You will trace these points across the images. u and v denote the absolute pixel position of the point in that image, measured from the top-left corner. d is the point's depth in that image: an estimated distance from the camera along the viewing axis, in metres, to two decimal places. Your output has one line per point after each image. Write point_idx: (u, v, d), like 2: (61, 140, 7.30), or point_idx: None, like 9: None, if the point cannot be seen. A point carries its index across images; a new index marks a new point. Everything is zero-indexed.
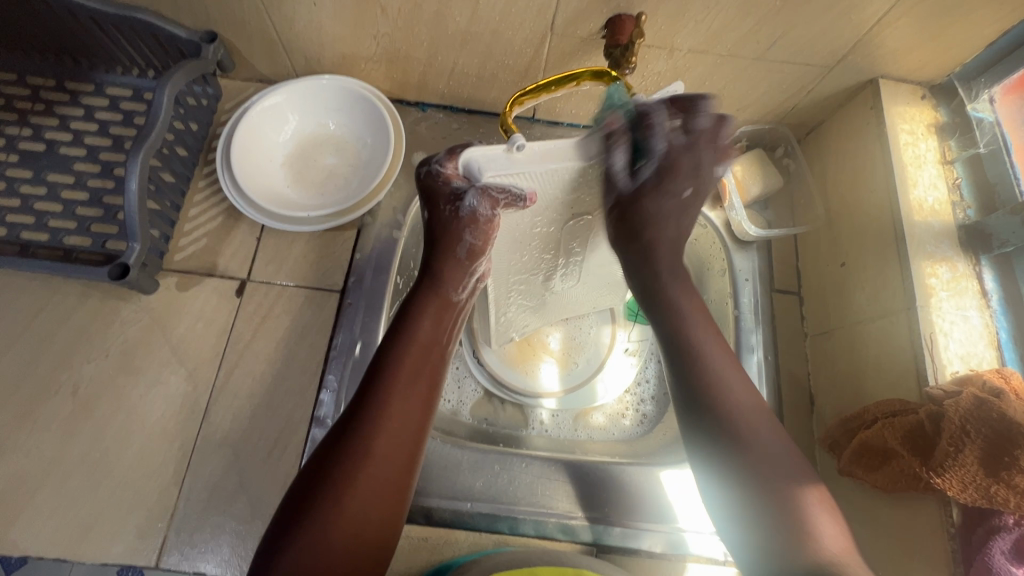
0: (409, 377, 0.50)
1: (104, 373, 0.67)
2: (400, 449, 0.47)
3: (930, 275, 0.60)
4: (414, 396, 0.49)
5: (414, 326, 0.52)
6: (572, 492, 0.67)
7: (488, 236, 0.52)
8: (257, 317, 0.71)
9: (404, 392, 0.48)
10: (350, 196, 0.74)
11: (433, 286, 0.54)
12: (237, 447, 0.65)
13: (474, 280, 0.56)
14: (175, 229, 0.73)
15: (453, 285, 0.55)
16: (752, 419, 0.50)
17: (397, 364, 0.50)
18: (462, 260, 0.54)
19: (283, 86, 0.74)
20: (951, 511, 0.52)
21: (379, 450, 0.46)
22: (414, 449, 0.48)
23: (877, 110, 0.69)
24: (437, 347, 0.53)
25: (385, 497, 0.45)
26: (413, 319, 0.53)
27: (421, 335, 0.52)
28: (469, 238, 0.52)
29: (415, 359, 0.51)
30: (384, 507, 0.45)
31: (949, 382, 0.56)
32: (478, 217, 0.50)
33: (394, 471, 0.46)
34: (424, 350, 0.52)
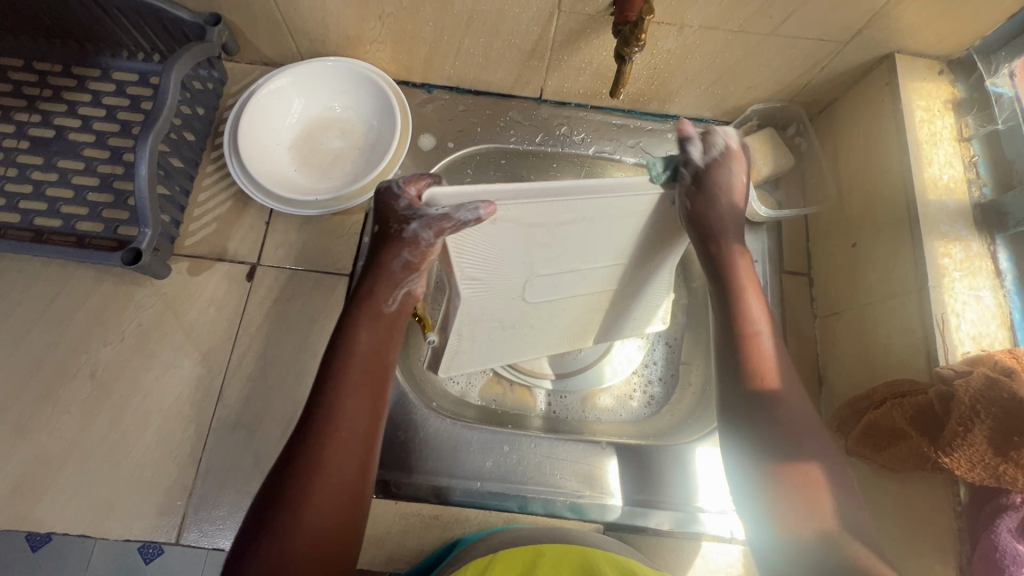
0: (349, 397, 0.51)
1: (121, 356, 0.68)
2: (349, 453, 0.48)
3: (944, 255, 0.59)
4: (359, 407, 0.51)
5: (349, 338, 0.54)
6: (579, 471, 0.68)
7: (425, 256, 0.55)
8: (269, 301, 0.72)
9: (349, 404, 0.50)
10: (358, 179, 0.74)
11: (365, 299, 0.56)
12: (251, 428, 0.66)
13: (406, 293, 0.58)
14: (185, 214, 0.74)
15: (381, 294, 0.57)
16: (783, 398, 0.53)
17: (341, 375, 0.52)
18: (396, 273, 0.57)
19: (288, 70, 0.73)
20: (958, 489, 0.52)
21: (327, 470, 0.47)
22: (364, 463, 0.49)
23: (893, 86, 0.67)
24: (379, 357, 0.55)
25: (339, 518, 0.46)
26: (348, 331, 0.55)
27: (360, 348, 0.54)
28: (407, 255, 0.56)
29: (361, 370, 0.53)
30: (340, 523, 0.46)
31: (960, 362, 0.55)
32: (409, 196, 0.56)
33: (348, 476, 0.48)
34: (366, 359, 0.54)
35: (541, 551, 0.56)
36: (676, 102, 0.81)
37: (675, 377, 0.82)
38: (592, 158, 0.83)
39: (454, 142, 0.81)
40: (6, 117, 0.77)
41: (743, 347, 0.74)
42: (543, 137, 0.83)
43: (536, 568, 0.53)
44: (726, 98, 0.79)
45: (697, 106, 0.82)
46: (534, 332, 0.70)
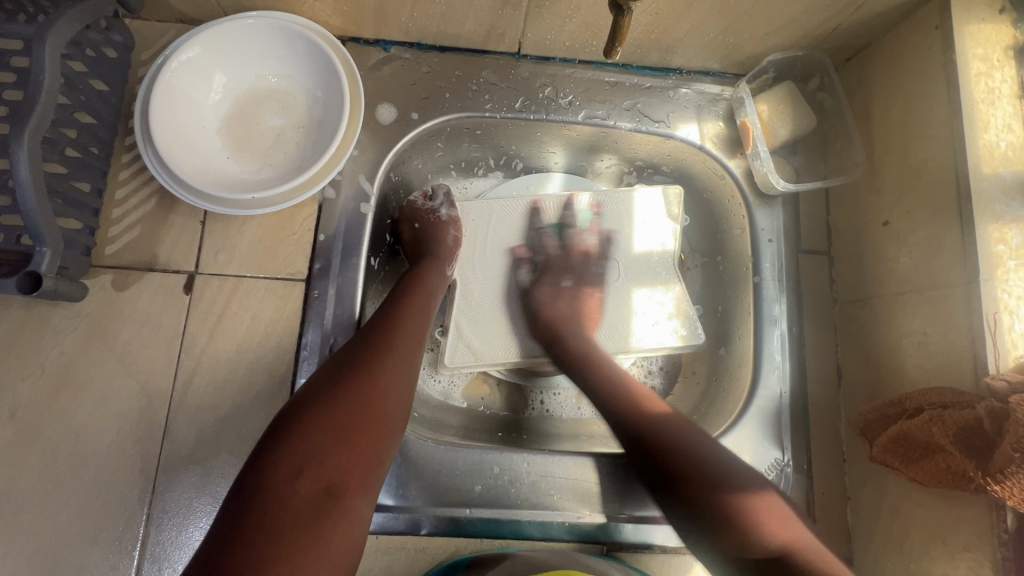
0: (406, 331, 0.55)
1: (43, 391, 0.58)
2: (410, 359, 0.54)
3: (998, 242, 0.50)
4: (418, 319, 0.58)
5: (419, 282, 0.62)
6: (578, 489, 0.62)
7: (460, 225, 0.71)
8: (213, 316, 0.62)
9: (411, 319, 0.57)
10: (304, 165, 0.62)
11: (433, 261, 0.66)
12: (205, 466, 0.58)
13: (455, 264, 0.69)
14: (101, 217, 0.62)
15: (445, 258, 0.67)
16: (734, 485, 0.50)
17: (409, 295, 0.60)
18: (449, 246, 0.68)
19: (203, 32, 0.59)
20: (1003, 515, 0.46)
21: (380, 386, 0.49)
22: (408, 395, 0.52)
23: (944, 29, 0.55)
24: (434, 296, 0.62)
25: (378, 434, 0.48)
26: (418, 278, 0.63)
27: (424, 285, 0.62)
28: (452, 232, 0.69)
29: (422, 299, 0.60)
30: (381, 437, 0.48)
31: (1013, 371, 0.47)
32: (449, 219, 0.70)
33: (406, 381, 0.52)
34: (428, 292, 0.62)
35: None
36: (679, 53, 0.69)
37: (675, 368, 0.75)
38: (582, 124, 0.71)
39: (419, 113, 0.69)
40: None
41: (754, 339, 0.67)
42: (523, 102, 0.70)
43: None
44: (738, 47, 0.67)
45: (703, 57, 0.69)
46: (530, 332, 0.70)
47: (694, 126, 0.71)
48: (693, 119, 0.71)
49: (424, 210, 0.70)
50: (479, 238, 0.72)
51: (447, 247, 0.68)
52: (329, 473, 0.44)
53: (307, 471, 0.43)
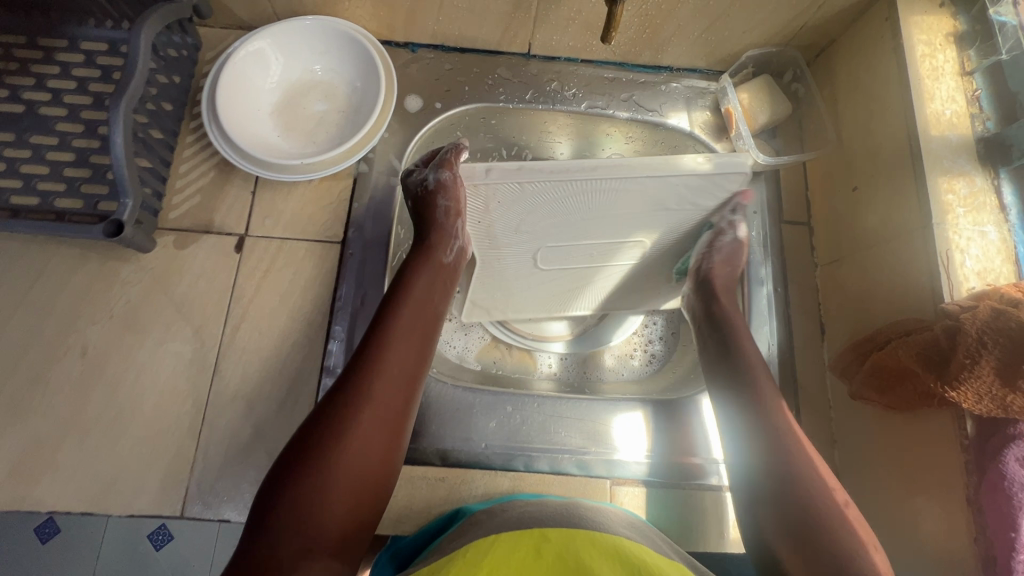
0: (386, 377, 0.50)
1: (110, 333, 0.66)
2: (396, 395, 0.50)
3: (948, 192, 0.58)
4: (409, 346, 0.53)
5: (407, 285, 0.57)
6: (584, 429, 0.68)
7: (457, 196, 0.58)
8: (259, 271, 0.70)
9: (393, 354, 0.51)
10: (343, 141, 0.72)
11: (428, 250, 0.60)
12: (249, 401, 0.65)
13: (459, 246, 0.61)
14: (167, 186, 0.71)
15: (440, 246, 0.60)
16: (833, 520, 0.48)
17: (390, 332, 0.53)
18: (442, 219, 0.60)
19: (263, 31, 0.70)
20: (965, 424, 0.51)
21: (373, 397, 0.48)
22: (408, 399, 0.51)
23: (893, 21, 0.65)
24: (426, 318, 0.56)
25: (377, 448, 0.47)
26: (407, 279, 0.57)
27: (415, 295, 0.57)
28: (444, 203, 0.60)
29: (408, 323, 0.55)
30: (377, 452, 0.47)
31: (965, 298, 0.54)
32: (444, 181, 0.59)
33: (389, 419, 0.49)
34: (416, 317, 0.56)
35: (547, 537, 0.49)
36: (668, 52, 0.79)
37: (675, 336, 0.85)
38: (586, 113, 0.81)
39: (442, 103, 0.79)
40: None
41: (745, 299, 0.74)
42: (533, 94, 0.81)
43: (540, 559, 0.46)
44: (720, 45, 0.77)
45: (690, 56, 0.79)
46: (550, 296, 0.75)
47: (685, 115, 0.81)
48: (684, 110, 0.81)
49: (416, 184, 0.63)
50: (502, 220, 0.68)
51: (438, 222, 0.60)
52: (304, 540, 0.42)
53: (282, 540, 0.41)
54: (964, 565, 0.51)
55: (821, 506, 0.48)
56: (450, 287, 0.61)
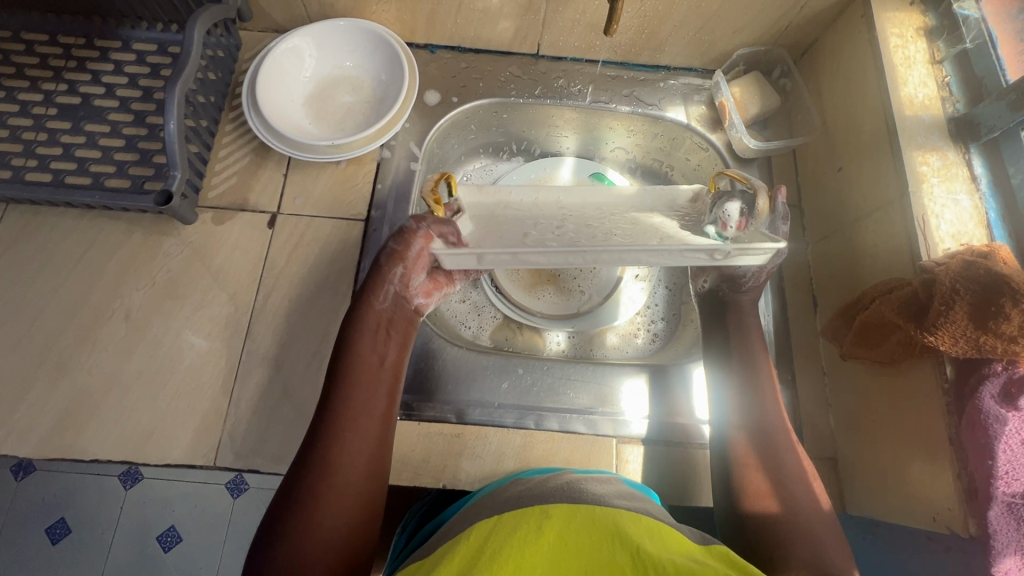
0: (349, 424, 0.56)
1: (152, 299, 0.71)
2: (362, 439, 0.56)
3: (922, 163, 0.64)
4: (367, 390, 0.59)
5: (350, 345, 0.60)
6: (591, 390, 0.72)
7: (405, 248, 0.60)
8: (290, 245, 0.75)
9: (357, 403, 0.57)
10: (368, 128, 0.78)
11: (367, 302, 0.61)
12: (279, 361, 0.70)
13: (397, 291, 0.63)
14: (207, 169, 0.78)
15: (377, 294, 0.62)
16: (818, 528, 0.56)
17: (348, 386, 0.58)
18: (386, 270, 0.61)
19: (299, 29, 0.78)
20: (944, 369, 0.56)
21: (332, 468, 0.53)
22: (371, 459, 0.56)
23: (868, 17, 0.72)
24: (378, 361, 0.61)
25: (347, 518, 0.53)
26: (350, 340, 0.60)
27: (364, 352, 0.60)
28: (391, 250, 0.60)
29: (365, 373, 0.59)
30: (360, 470, 0.55)
31: (941, 255, 0.59)
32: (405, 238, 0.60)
33: (362, 455, 0.55)
34: (371, 364, 0.60)
35: (548, 512, 0.45)
36: (665, 51, 0.86)
37: (676, 316, 0.90)
38: (590, 107, 0.88)
39: (458, 97, 0.86)
40: (33, 86, 0.81)
41: None
42: (541, 90, 0.87)
43: (541, 537, 0.42)
44: (713, 45, 0.84)
45: (686, 55, 0.87)
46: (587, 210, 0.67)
47: (681, 109, 0.87)
48: (681, 104, 0.87)
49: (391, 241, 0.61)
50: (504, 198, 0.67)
51: (385, 274, 0.61)
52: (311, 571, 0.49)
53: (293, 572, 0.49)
54: (949, 501, 0.54)
55: (790, 483, 0.59)
56: (400, 329, 0.64)
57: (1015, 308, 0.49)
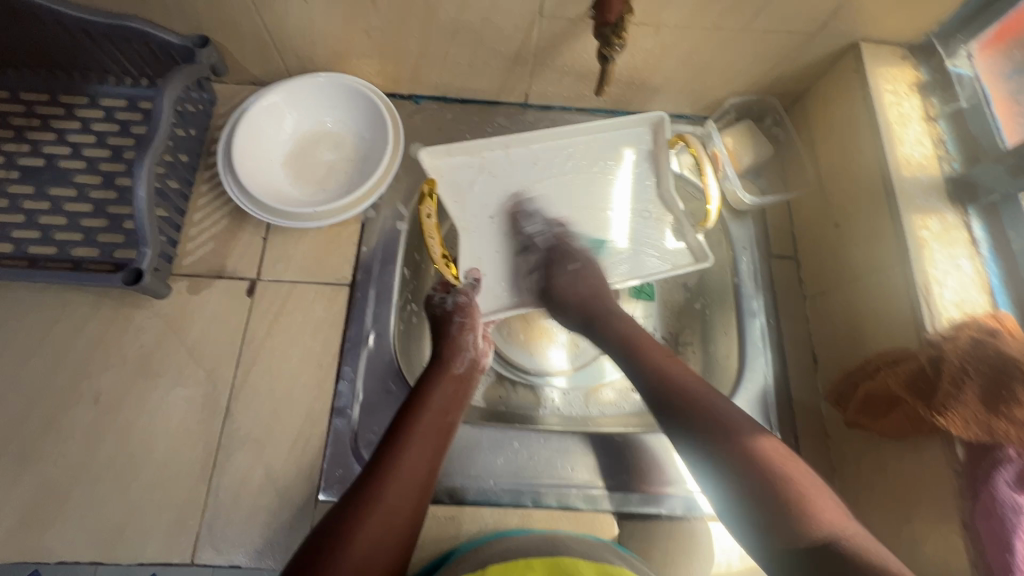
0: (408, 457, 0.57)
1: (123, 379, 0.67)
2: (415, 479, 0.56)
3: (922, 228, 0.62)
4: (432, 438, 0.60)
5: (424, 399, 0.62)
6: (590, 461, 0.69)
7: (471, 316, 0.70)
8: (271, 314, 0.72)
9: (417, 442, 0.58)
10: (351, 190, 0.75)
11: (440, 361, 0.66)
12: (262, 442, 0.66)
13: (471, 358, 0.68)
14: (182, 234, 0.74)
15: (453, 358, 0.67)
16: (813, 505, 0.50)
17: (413, 425, 0.59)
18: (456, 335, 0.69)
19: (276, 86, 0.74)
20: (955, 450, 0.54)
21: (388, 503, 0.53)
22: (414, 502, 0.55)
23: (861, 72, 0.71)
24: (444, 416, 0.62)
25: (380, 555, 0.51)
26: (424, 396, 0.62)
27: (434, 403, 0.62)
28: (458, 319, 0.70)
29: (431, 421, 0.61)
30: (407, 507, 0.54)
31: (946, 327, 0.57)
32: (460, 304, 0.70)
33: (412, 492, 0.55)
34: (438, 414, 0.62)
35: None
36: (656, 100, 0.84)
37: None
38: None
39: None
40: None
41: (738, 330, 0.77)
42: None
43: None
44: (705, 94, 0.83)
45: (677, 104, 0.85)
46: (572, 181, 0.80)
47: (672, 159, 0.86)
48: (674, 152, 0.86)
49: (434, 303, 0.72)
50: (506, 182, 0.79)
51: (453, 337, 0.68)
52: None
53: None
54: None
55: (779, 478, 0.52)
56: (463, 398, 0.66)
57: None
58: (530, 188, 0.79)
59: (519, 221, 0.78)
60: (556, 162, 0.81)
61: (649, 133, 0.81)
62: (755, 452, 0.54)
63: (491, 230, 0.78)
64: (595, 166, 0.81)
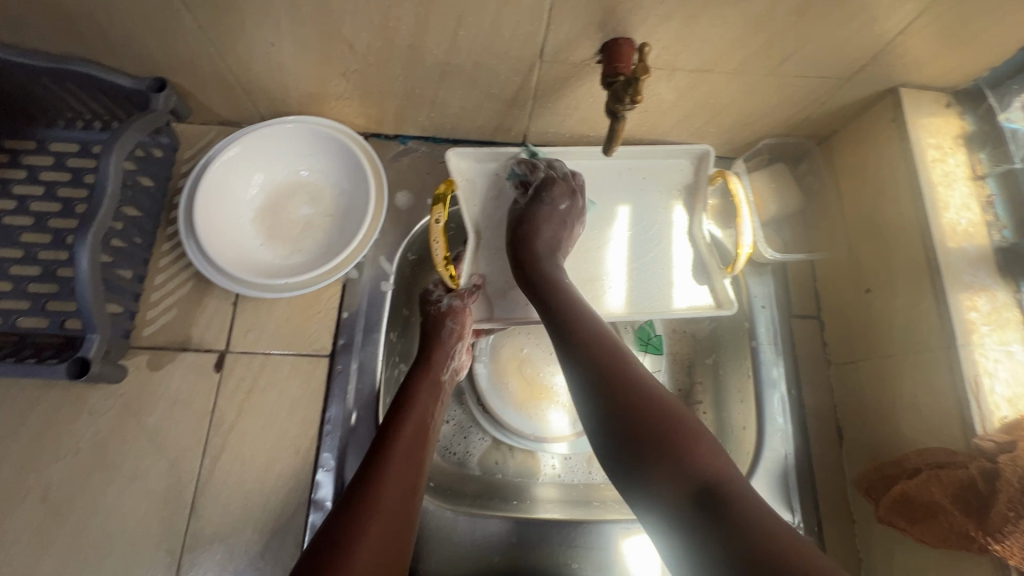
0: (399, 453, 0.53)
1: (75, 472, 0.60)
2: (404, 474, 0.51)
3: (970, 309, 0.56)
4: (417, 440, 0.55)
5: (410, 400, 0.59)
6: (590, 555, 0.65)
7: (462, 321, 0.67)
8: (242, 392, 0.65)
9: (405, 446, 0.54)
10: (329, 251, 0.68)
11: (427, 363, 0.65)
12: (231, 543, 0.59)
13: (454, 367, 0.67)
14: (140, 301, 0.66)
15: (438, 363, 0.65)
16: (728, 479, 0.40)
17: (400, 424, 0.56)
18: (446, 339, 0.67)
19: (244, 135, 0.67)
20: (1010, 575, 0.49)
21: (384, 499, 0.48)
22: (410, 498, 0.50)
23: (899, 122, 0.63)
24: (429, 418, 0.59)
25: (388, 558, 0.45)
26: (410, 398, 0.59)
27: (418, 406, 0.59)
28: (451, 324, 0.67)
29: (416, 425, 0.57)
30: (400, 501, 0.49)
31: (998, 432, 0.52)
32: (454, 308, 0.68)
33: (404, 486, 0.50)
34: (422, 417, 0.58)
35: None
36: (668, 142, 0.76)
37: None
38: None
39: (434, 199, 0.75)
40: None
41: (756, 403, 0.69)
42: None
43: None
44: (722, 136, 0.75)
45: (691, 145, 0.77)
46: (598, 199, 0.74)
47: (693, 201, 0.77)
48: None
49: (429, 301, 0.70)
50: None
51: (443, 342, 0.66)
52: None
53: None
54: None
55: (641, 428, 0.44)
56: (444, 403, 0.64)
57: None
58: None
59: None
60: (585, 178, 0.74)
61: (690, 165, 0.73)
62: (716, 455, 0.42)
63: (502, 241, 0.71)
64: (627, 187, 0.74)
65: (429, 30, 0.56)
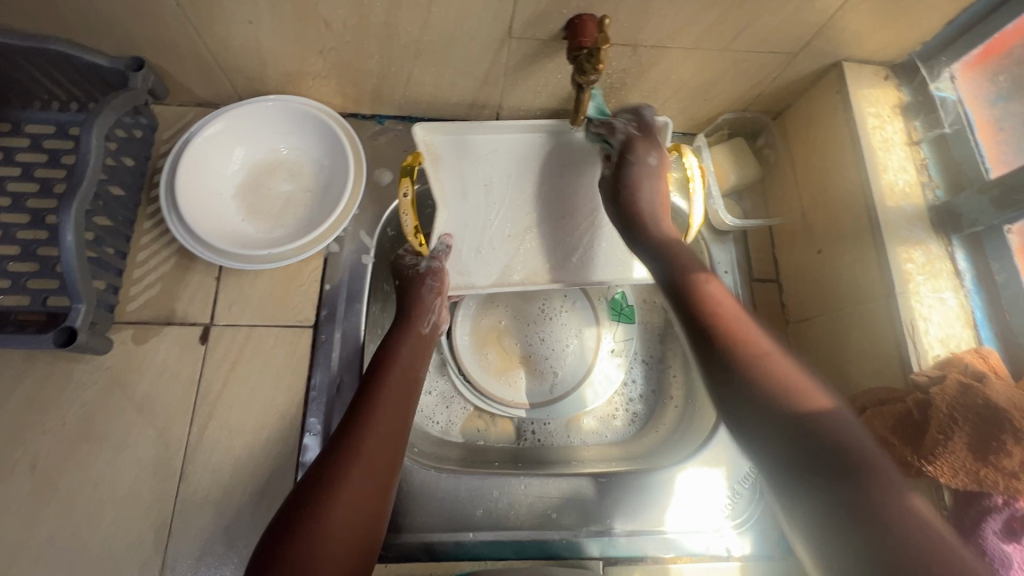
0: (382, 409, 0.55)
1: (63, 444, 0.61)
2: (388, 430, 0.54)
3: (906, 261, 0.61)
4: (399, 394, 0.58)
5: (393, 353, 0.61)
6: (569, 508, 0.67)
7: (441, 279, 0.70)
8: (227, 363, 0.66)
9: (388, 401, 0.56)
10: (310, 224, 0.70)
11: (411, 316, 0.66)
12: (221, 506, 0.61)
13: (436, 319, 0.69)
14: (123, 277, 0.68)
15: (419, 317, 0.67)
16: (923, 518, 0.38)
17: (383, 379, 0.58)
18: (427, 294, 0.68)
19: (223, 113, 0.69)
20: (942, 494, 0.54)
21: (366, 454, 0.51)
22: (395, 450, 0.54)
23: (843, 93, 0.68)
24: (412, 369, 0.62)
25: (370, 507, 0.49)
26: (391, 353, 0.62)
27: (401, 360, 0.61)
28: (431, 282, 0.69)
29: (399, 379, 0.59)
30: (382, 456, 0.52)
31: (932, 367, 0.57)
32: (432, 267, 0.70)
33: (386, 443, 0.53)
34: (405, 369, 0.61)
35: None
36: None
37: (655, 394, 0.83)
38: None
39: None
40: None
41: None
42: None
43: None
44: (684, 112, 0.79)
45: None
46: (563, 170, 0.77)
47: None
48: None
49: (406, 265, 0.71)
50: (498, 163, 0.76)
51: (424, 298, 0.68)
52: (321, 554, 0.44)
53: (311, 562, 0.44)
54: None
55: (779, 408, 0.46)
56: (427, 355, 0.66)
57: (1017, 445, 0.48)
58: (519, 178, 0.76)
59: (499, 208, 0.76)
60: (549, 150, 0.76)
61: None
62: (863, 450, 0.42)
63: (472, 209, 0.76)
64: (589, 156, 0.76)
65: (403, 8, 0.59)
